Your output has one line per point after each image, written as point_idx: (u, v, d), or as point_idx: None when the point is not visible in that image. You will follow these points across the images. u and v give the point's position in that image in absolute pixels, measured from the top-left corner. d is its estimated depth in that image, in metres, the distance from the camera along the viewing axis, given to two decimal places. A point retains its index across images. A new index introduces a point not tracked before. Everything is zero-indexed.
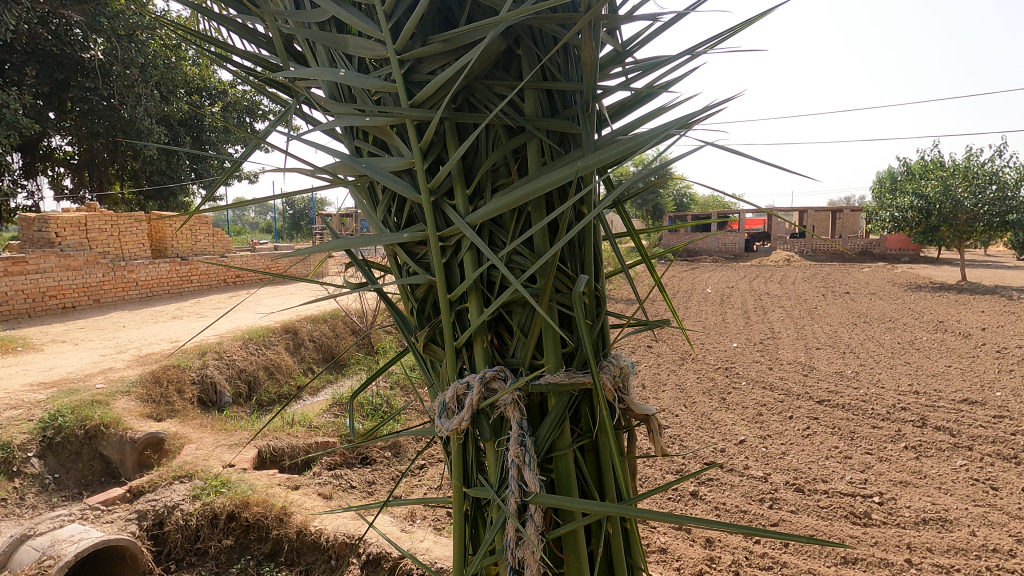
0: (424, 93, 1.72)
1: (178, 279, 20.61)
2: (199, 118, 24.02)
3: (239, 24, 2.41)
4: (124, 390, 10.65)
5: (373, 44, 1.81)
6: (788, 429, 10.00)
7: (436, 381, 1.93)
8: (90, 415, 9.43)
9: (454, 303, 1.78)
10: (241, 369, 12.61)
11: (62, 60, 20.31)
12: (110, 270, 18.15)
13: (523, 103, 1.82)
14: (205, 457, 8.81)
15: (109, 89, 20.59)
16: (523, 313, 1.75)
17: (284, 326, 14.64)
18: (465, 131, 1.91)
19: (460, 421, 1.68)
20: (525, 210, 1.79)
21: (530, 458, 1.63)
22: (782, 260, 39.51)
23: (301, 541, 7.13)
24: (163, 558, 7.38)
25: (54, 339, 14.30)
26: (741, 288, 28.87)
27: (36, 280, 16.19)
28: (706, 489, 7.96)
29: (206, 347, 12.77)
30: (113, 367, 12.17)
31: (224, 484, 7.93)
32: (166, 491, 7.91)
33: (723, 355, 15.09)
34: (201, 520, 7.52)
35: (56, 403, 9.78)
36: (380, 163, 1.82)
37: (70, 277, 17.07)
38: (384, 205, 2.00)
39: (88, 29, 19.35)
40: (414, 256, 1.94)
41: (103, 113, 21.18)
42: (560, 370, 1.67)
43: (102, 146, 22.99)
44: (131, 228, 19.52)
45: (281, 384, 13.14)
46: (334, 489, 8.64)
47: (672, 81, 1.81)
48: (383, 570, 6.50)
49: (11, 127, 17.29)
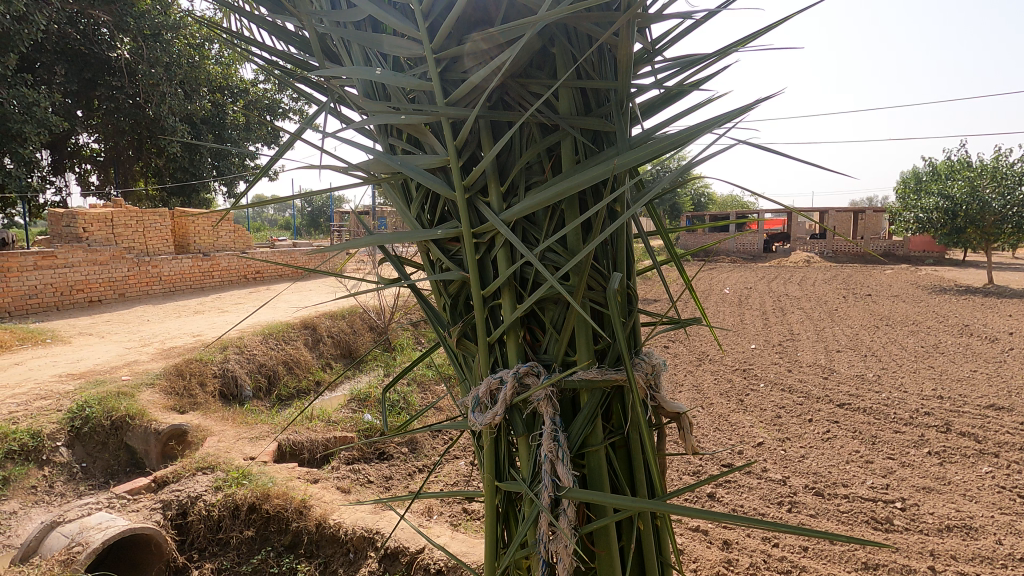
0: (459, 92, 1.74)
1: (201, 274, 20.96)
2: (221, 116, 24.41)
3: (269, 22, 2.44)
4: (149, 383, 10.89)
5: (409, 43, 1.84)
6: (807, 432, 9.87)
7: (468, 376, 1.95)
8: (117, 405, 9.66)
9: (487, 299, 1.81)
10: (261, 364, 12.81)
11: (91, 59, 20.76)
12: (135, 265, 18.53)
13: (557, 103, 1.84)
14: (227, 450, 8.99)
15: (134, 88, 21.05)
16: (556, 310, 1.76)
17: (303, 322, 14.85)
18: (499, 130, 1.93)
19: (493, 415, 1.69)
20: (559, 208, 1.81)
21: (563, 453, 1.64)
22: (802, 262, 38.99)
23: (320, 533, 7.24)
24: (187, 547, 7.55)
25: (81, 332, 14.64)
26: (759, 289, 28.53)
27: (64, 273, 16.58)
28: (723, 491, 7.93)
29: (228, 341, 13.00)
30: (138, 360, 12.43)
31: (245, 476, 8.08)
32: (189, 482, 8.08)
33: (742, 357, 14.94)
34: (223, 511, 7.67)
35: (84, 394, 10.02)
36: (415, 160, 1.84)
37: (97, 271, 17.46)
38: (417, 202, 2.02)
39: (116, 29, 19.87)
40: (447, 253, 1.96)
41: (129, 111, 21.63)
42: (593, 367, 1.68)
43: (128, 143, 23.46)
44: (155, 224, 19.93)
45: (300, 379, 13.33)
46: (352, 483, 8.77)
47: (705, 79, 1.81)
48: (400, 564, 6.56)
49: (41, 125, 17.59)
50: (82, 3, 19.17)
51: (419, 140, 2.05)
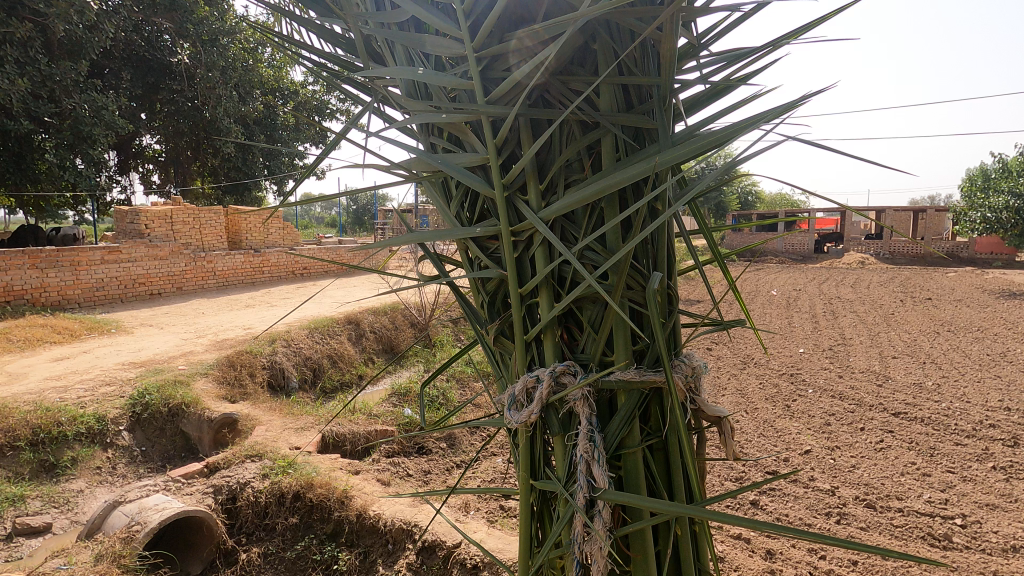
0: (499, 90, 1.74)
1: (252, 269, 21.81)
2: (273, 117, 25.31)
3: (317, 24, 2.52)
4: (203, 373, 11.42)
5: (450, 42, 1.86)
6: (858, 441, 9.44)
7: (505, 374, 1.95)
8: (174, 393, 10.16)
9: (524, 297, 1.81)
10: (307, 357, 13.22)
11: (154, 65, 21.89)
12: (192, 260, 19.44)
13: (598, 100, 1.82)
14: (274, 439, 9.34)
15: (193, 91, 22.08)
16: (594, 309, 1.74)
17: (348, 317, 15.24)
18: (540, 128, 1.93)
19: (529, 414, 1.69)
20: (598, 206, 1.79)
21: (599, 455, 1.63)
22: (856, 263, 37.30)
23: (361, 524, 7.42)
24: (236, 531, 7.88)
25: (142, 323, 15.48)
26: (809, 290, 27.46)
27: (128, 267, 17.58)
28: (767, 499, 7.69)
29: (276, 334, 13.49)
30: (194, 350, 13.05)
31: (291, 465, 8.37)
32: (239, 469, 8.43)
33: (789, 361, 14.42)
34: (269, 498, 7.96)
35: (144, 382, 10.59)
36: (455, 159, 1.86)
37: (157, 266, 18.42)
38: (457, 200, 2.04)
39: (177, 36, 20.89)
40: (486, 250, 1.97)
41: (188, 113, 22.70)
42: (631, 368, 1.66)
43: (187, 144, 24.63)
44: (211, 221, 20.85)
45: (344, 372, 13.70)
46: (392, 476, 8.95)
47: (752, 73, 1.75)
48: (437, 558, 6.66)
49: (109, 128, 18.70)
50: (147, 11, 20.28)
51: (459, 138, 2.07)
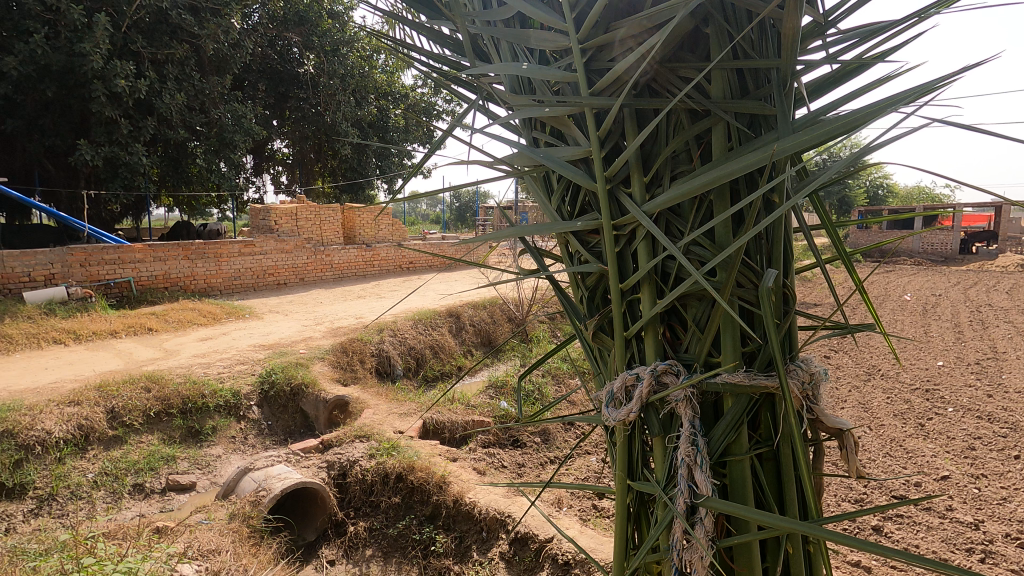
0: (604, 81, 1.71)
1: (364, 263, 23.36)
2: (385, 119, 26.88)
3: (426, 27, 2.62)
4: (320, 357, 12.43)
5: (555, 35, 1.85)
6: (1012, 471, 8.18)
7: (603, 370, 1.92)
8: (295, 374, 11.15)
9: (625, 293, 1.76)
10: (411, 347, 13.93)
11: (284, 75, 24.09)
12: (313, 254, 21.22)
13: (710, 86, 1.73)
14: (380, 422, 9.96)
15: (316, 99, 24.02)
16: (700, 307, 1.66)
17: (449, 310, 15.85)
18: (645, 119, 1.86)
19: (628, 412, 1.65)
20: (707, 199, 1.70)
21: (702, 459, 1.55)
22: (1014, 266, 32.33)
23: (457, 509, 7.71)
24: (345, 504, 8.51)
25: (271, 309, 17.17)
26: (952, 296, 24.23)
27: (260, 259, 19.58)
28: (892, 527, 6.92)
29: (384, 324, 14.35)
30: (313, 336, 14.24)
31: (394, 447, 8.87)
32: (349, 447, 9.08)
33: (924, 374, 12.83)
34: (375, 476, 8.49)
35: (271, 362, 11.75)
36: (557, 152, 1.86)
37: (284, 259, 20.33)
38: (558, 194, 2.03)
39: (304, 48, 22.85)
40: (586, 245, 1.95)
41: (311, 119, 24.74)
42: (740, 371, 1.56)
43: (310, 147, 26.86)
44: (330, 218, 22.59)
45: (444, 363, 14.28)
46: (487, 465, 9.19)
47: (892, 48, 1.57)
48: (529, 550, 6.74)
49: (247, 134, 20.86)
50: (279, 27, 22.40)
51: (562, 132, 2.06)
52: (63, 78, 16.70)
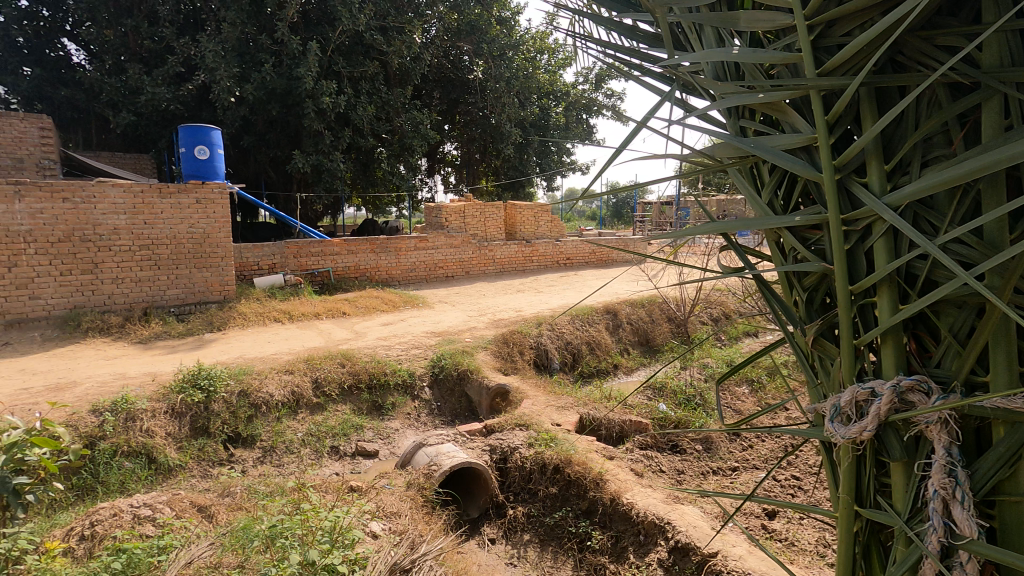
0: (838, 58, 1.53)
1: (524, 258, 24.20)
2: (546, 118, 27.48)
3: (616, 22, 2.61)
4: (484, 346, 13.17)
5: (773, 15, 1.71)
6: None
7: (822, 381, 1.73)
8: (462, 360, 11.99)
9: (857, 296, 1.57)
10: (568, 342, 14.12)
11: (456, 82, 25.87)
12: (477, 250, 22.56)
13: (979, 55, 1.46)
14: (539, 413, 10.29)
15: (484, 102, 25.40)
16: (960, 316, 1.42)
17: (606, 307, 15.73)
18: (886, 99, 1.64)
19: (861, 431, 1.45)
20: (974, 188, 1.43)
21: (964, 495, 1.32)
22: None
23: (614, 509, 7.67)
24: (505, 488, 8.93)
25: (440, 300, 18.64)
26: None
27: (432, 254, 21.37)
28: None
29: (542, 318, 14.73)
30: (477, 326, 15.16)
31: (552, 439, 9.08)
32: (510, 434, 9.51)
33: None
34: (533, 465, 8.79)
35: (441, 348, 12.76)
36: (773, 141, 1.71)
37: (452, 253, 21.92)
38: (770, 186, 1.87)
39: (474, 55, 24.30)
40: (805, 242, 1.77)
41: (479, 122, 26.24)
42: (1020, 395, 1.29)
43: (477, 148, 28.51)
44: (493, 215, 23.69)
45: (600, 360, 14.25)
46: (645, 468, 8.96)
47: None
48: (690, 562, 6.43)
49: (423, 139, 22.79)
50: (453, 37, 24.13)
51: (776, 118, 1.91)
52: (285, 99, 19.87)
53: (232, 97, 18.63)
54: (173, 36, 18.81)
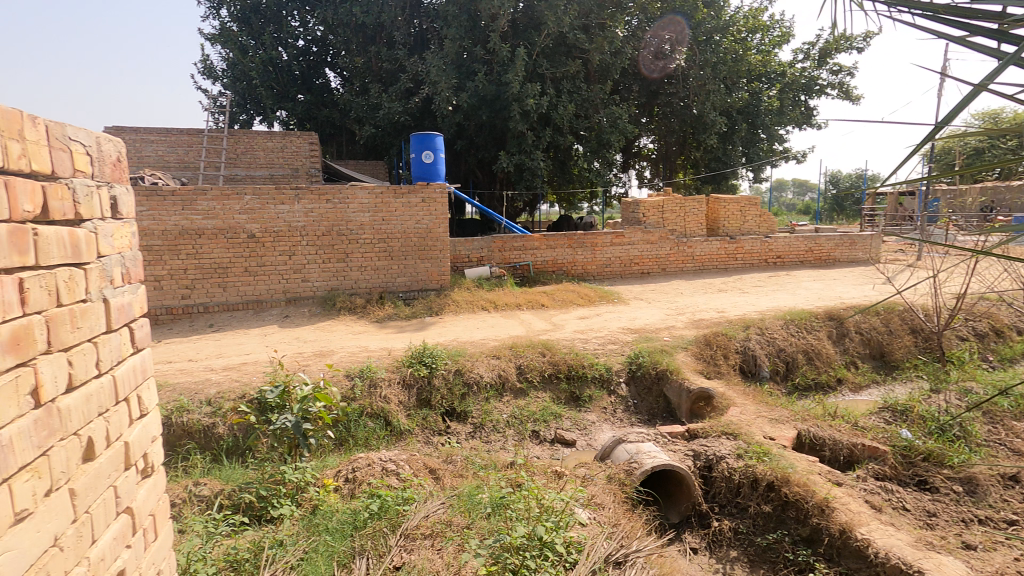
0: None
1: (727, 255, 22.46)
2: (756, 103, 25.11)
3: None
4: (684, 346, 12.57)
5: None
6: None
7: None
8: (661, 360, 11.66)
9: None
10: (781, 349, 12.76)
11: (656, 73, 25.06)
12: (676, 246, 21.66)
13: None
14: (748, 423, 9.54)
15: (686, 92, 24.17)
16: None
17: (828, 312, 13.85)
18: None
19: None
20: None
21: None
22: None
23: (844, 543, 6.73)
24: (709, 498, 8.39)
25: (636, 297, 18.31)
26: None
27: (628, 249, 21.07)
28: None
29: (750, 321, 13.53)
30: (675, 325, 14.55)
31: (766, 453, 8.32)
32: (716, 442, 8.95)
33: None
34: (742, 479, 8.16)
35: (638, 346, 12.52)
36: None
37: (649, 249, 21.38)
38: None
39: (677, 43, 23.26)
40: None
41: (680, 113, 25.05)
42: None
43: (675, 142, 27.30)
44: (695, 209, 22.12)
45: (819, 372, 12.62)
46: (885, 502, 7.64)
47: None
48: None
49: (621, 133, 22.50)
50: (656, 28, 23.43)
51: None
52: (494, 104, 21.38)
53: (450, 106, 20.58)
54: (405, 57, 21.52)
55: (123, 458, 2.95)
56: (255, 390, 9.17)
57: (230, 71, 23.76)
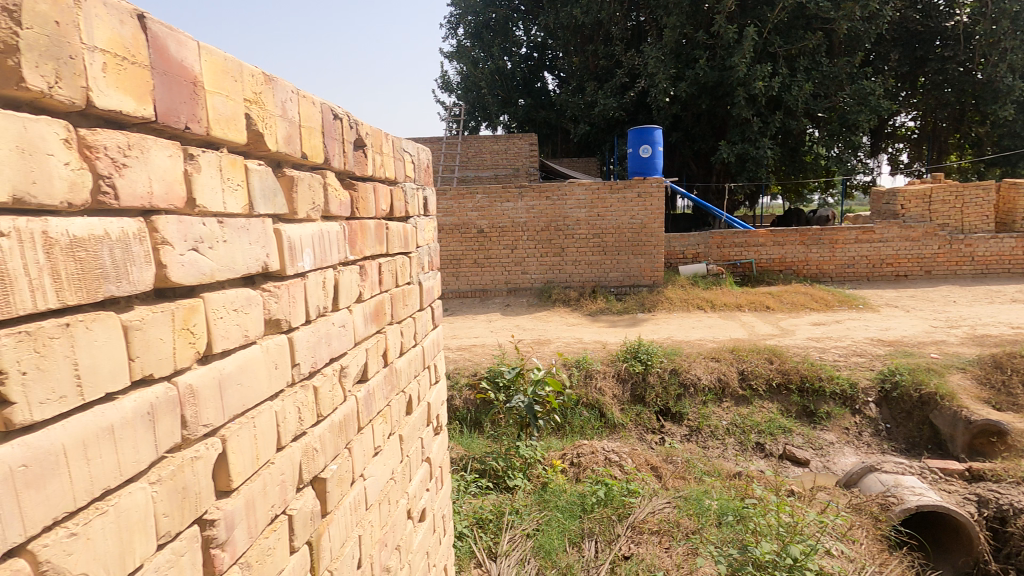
0: None
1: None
2: None
3: None
4: (959, 367, 10.21)
5: None
6: None
7: None
8: (926, 381, 9.66)
9: None
10: None
11: (925, 36, 20.63)
12: (947, 243, 17.40)
13: None
14: None
15: (969, 54, 19.45)
16: None
17: None
18: None
19: None
20: None
21: None
22: None
23: None
24: (1001, 557, 6.69)
25: (887, 303, 15.48)
26: None
27: (878, 247, 17.59)
28: None
29: None
30: (946, 340, 11.91)
31: None
32: (1014, 491, 7.09)
33: None
34: None
35: (894, 361, 10.49)
36: None
37: (908, 247, 17.59)
38: None
39: None
40: None
41: (958, 81, 20.32)
42: None
43: (948, 117, 22.28)
44: (976, 199, 17.80)
45: None
46: None
47: None
48: None
49: (874, 111, 18.99)
50: None
51: None
52: (716, 91, 19.89)
53: (667, 98, 19.71)
54: (621, 52, 21.26)
55: (426, 416, 3.52)
56: (486, 370, 10.02)
57: (463, 83, 26.07)
